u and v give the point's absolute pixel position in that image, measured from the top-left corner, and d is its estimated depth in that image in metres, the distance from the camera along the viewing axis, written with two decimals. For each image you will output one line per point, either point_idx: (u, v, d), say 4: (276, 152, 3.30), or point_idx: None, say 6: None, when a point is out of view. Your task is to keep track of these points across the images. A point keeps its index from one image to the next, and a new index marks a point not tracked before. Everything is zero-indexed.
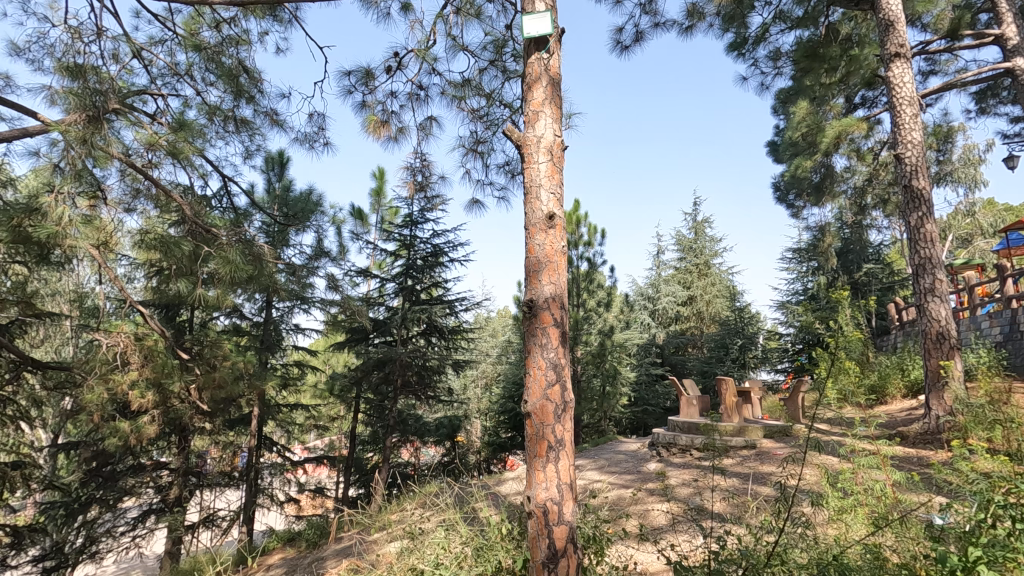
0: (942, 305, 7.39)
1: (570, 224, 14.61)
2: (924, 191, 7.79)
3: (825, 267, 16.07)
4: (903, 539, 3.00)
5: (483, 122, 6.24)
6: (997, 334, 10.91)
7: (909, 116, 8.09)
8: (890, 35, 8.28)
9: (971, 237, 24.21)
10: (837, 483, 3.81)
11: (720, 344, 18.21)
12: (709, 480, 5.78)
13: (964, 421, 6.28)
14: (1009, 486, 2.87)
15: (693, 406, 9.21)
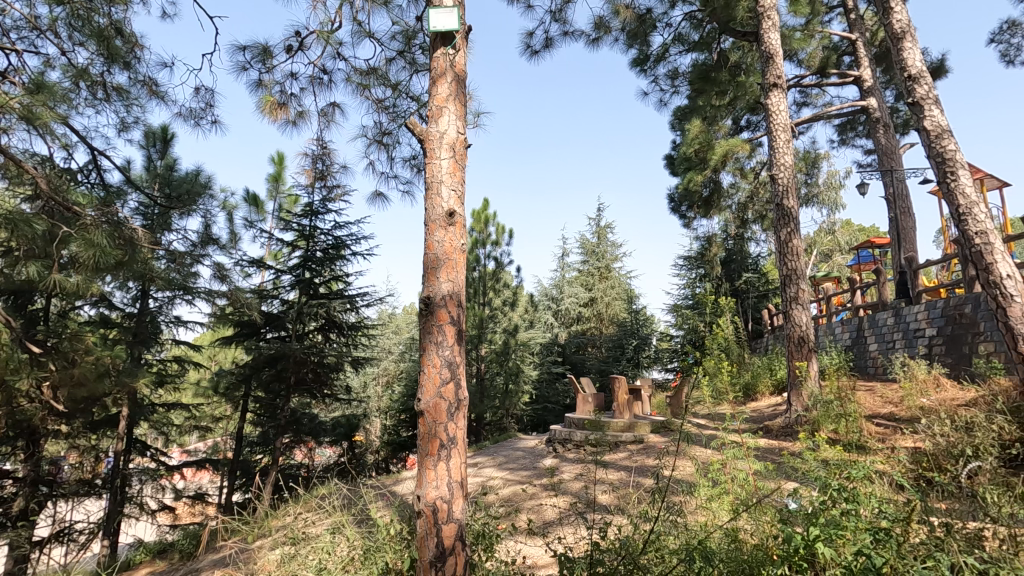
0: (804, 312, 8.26)
1: (479, 222, 14.63)
2: (792, 209, 8.70)
3: (712, 275, 17.44)
4: (757, 521, 3.34)
5: (388, 113, 6.09)
6: (847, 338, 12.45)
7: (783, 141, 8.99)
8: (770, 66, 9.15)
9: (831, 253, 27.37)
10: (709, 473, 4.12)
11: (617, 344, 19.14)
12: (598, 474, 6.05)
13: (817, 415, 7.08)
14: (842, 472, 3.30)
15: (589, 403, 9.62)
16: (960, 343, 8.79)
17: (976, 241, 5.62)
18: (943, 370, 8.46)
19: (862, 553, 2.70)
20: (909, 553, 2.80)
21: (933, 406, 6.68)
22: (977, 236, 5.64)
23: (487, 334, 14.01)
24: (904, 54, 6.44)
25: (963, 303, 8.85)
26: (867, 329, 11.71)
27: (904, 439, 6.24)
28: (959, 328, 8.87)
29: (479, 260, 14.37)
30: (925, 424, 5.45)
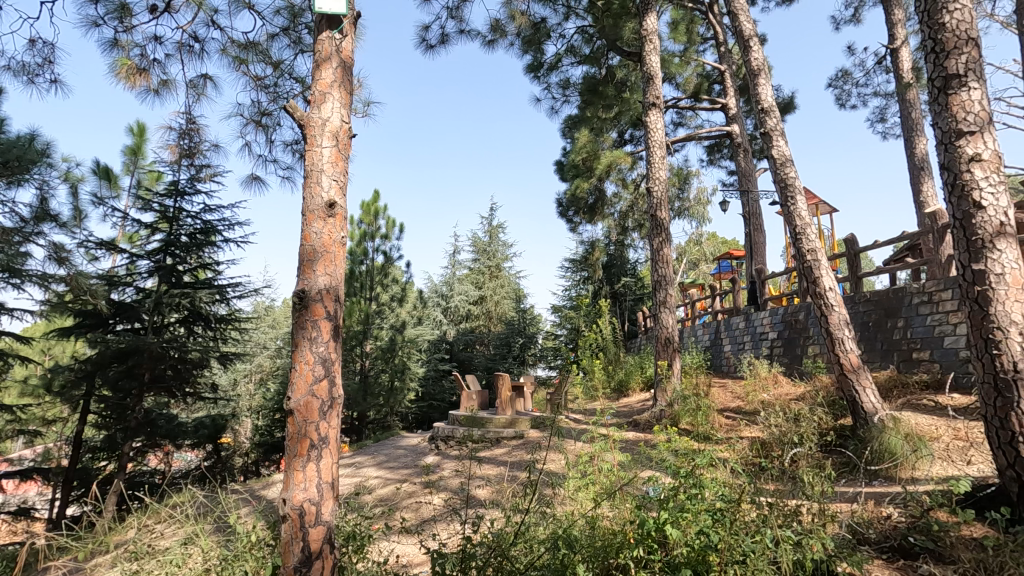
0: (670, 315, 9.01)
1: (368, 214, 14.13)
2: (664, 220, 9.43)
3: (594, 278, 18.40)
4: (615, 506, 3.62)
5: (268, 93, 5.70)
6: (707, 339, 13.81)
7: (659, 157, 9.72)
8: (650, 87, 9.85)
9: (698, 262, 30.01)
10: (579, 465, 4.37)
11: (504, 341, 19.47)
12: (477, 470, 6.13)
13: (678, 409, 7.79)
14: (691, 459, 3.67)
15: (473, 399, 9.75)
16: (795, 345, 10.11)
17: (808, 257, 6.49)
18: (780, 369, 9.68)
19: (703, 531, 3.06)
20: (742, 530, 3.19)
21: (769, 401, 7.62)
22: (809, 253, 6.51)
23: (372, 331, 13.58)
24: (759, 89, 7.27)
25: (797, 311, 10.19)
26: (723, 331, 13.07)
27: (746, 429, 7.05)
28: (794, 331, 10.21)
29: (367, 254, 13.90)
30: (763, 417, 6.20)
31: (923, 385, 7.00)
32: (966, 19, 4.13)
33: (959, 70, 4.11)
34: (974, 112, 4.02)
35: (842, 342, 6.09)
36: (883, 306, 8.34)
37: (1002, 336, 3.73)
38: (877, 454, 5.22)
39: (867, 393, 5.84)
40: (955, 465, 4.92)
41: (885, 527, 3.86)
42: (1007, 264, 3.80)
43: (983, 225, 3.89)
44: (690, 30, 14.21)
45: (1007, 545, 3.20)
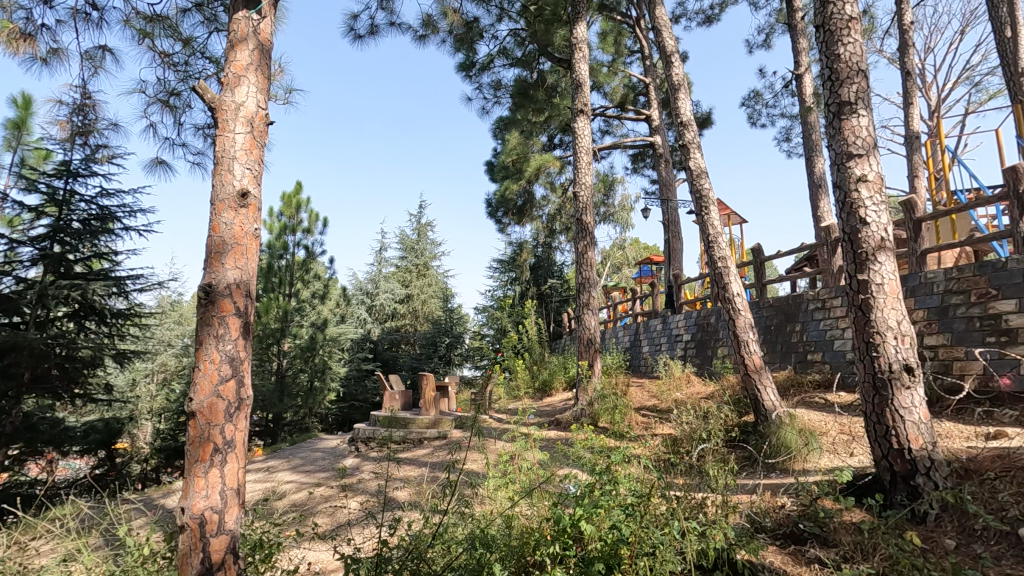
0: (592, 316, 9.27)
1: (289, 206, 13.48)
2: (589, 225, 9.68)
3: (521, 279, 18.56)
4: (532, 503, 3.68)
5: (176, 71, 5.30)
6: (627, 340, 14.35)
7: (585, 163, 9.99)
8: (579, 94, 10.10)
9: (621, 266, 31.05)
10: (500, 465, 4.39)
11: (430, 341, 19.01)
12: (397, 471, 6.00)
13: (597, 408, 8.08)
14: (607, 456, 3.80)
15: (396, 400, 9.57)
16: (707, 347, 10.71)
17: (719, 264, 6.90)
18: (693, 369, 10.23)
19: (614, 526, 3.19)
20: (652, 523, 3.34)
21: (682, 399, 8.04)
22: (720, 260, 6.92)
23: (290, 328, 12.96)
24: (679, 103, 7.66)
25: (709, 315, 10.82)
26: (642, 333, 13.63)
27: (661, 426, 7.39)
28: (706, 334, 10.83)
29: (287, 248, 13.24)
30: (676, 415, 6.54)
31: (815, 384, 7.65)
32: (858, 52, 4.55)
33: (850, 98, 4.52)
34: (862, 137, 4.44)
35: (747, 344, 6.52)
36: (784, 311, 9.03)
37: (880, 339, 4.15)
38: (774, 448, 5.64)
39: (768, 391, 6.29)
40: (840, 457, 5.40)
41: (779, 515, 4.17)
42: (885, 275, 4.23)
43: (867, 240, 4.30)
44: (618, 42, 14.73)
45: (880, 528, 3.56)
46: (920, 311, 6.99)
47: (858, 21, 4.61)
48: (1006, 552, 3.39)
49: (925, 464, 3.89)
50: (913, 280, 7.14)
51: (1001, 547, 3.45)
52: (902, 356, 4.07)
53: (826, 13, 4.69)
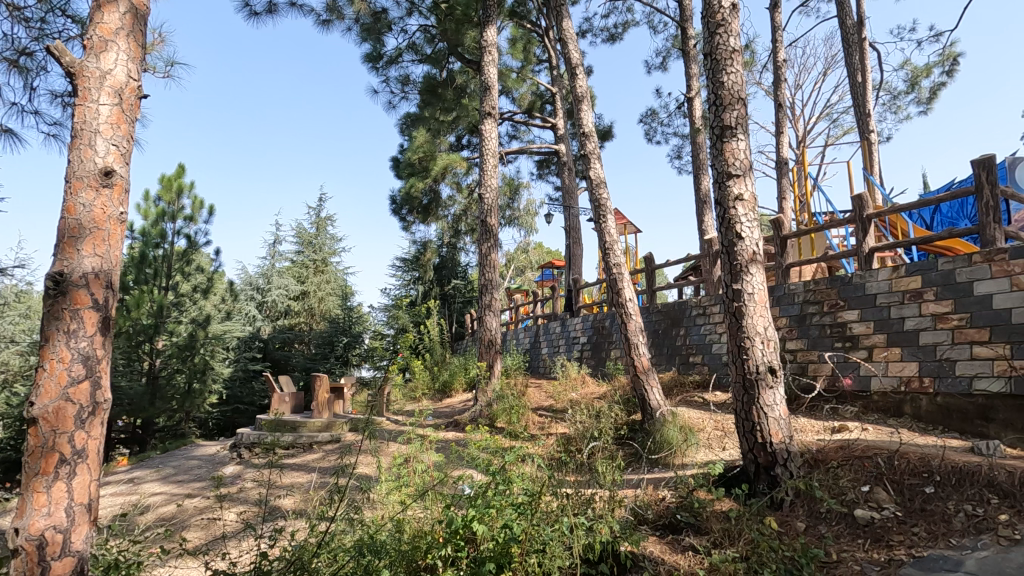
0: (494, 318, 9.34)
1: (169, 190, 12.22)
2: (493, 227, 9.76)
3: (424, 278, 18.28)
4: (425, 505, 3.62)
5: (29, 28, 4.62)
6: (527, 341, 14.70)
7: (491, 165, 10.05)
8: (487, 96, 10.15)
9: (524, 269, 31.63)
10: (394, 468, 4.29)
11: (326, 340, 17.96)
12: (282, 479, 5.65)
13: (496, 408, 8.19)
14: (501, 456, 3.84)
15: (285, 403, 9.03)
16: (601, 349, 11.22)
17: (613, 271, 7.23)
18: (588, 370, 10.66)
19: (507, 525, 3.22)
20: (543, 519, 3.41)
21: (576, 400, 8.35)
22: (614, 267, 7.25)
23: (166, 325, 11.77)
24: (581, 114, 7.95)
25: (604, 319, 11.35)
26: (541, 335, 14.02)
27: (556, 426, 7.63)
28: (601, 337, 11.34)
29: (165, 237, 12.02)
30: (570, 414, 6.80)
31: (695, 384, 8.28)
32: (738, 81, 5.00)
33: (732, 123, 4.94)
34: (741, 159, 4.87)
35: (637, 347, 6.89)
36: (670, 316, 9.69)
37: (749, 344, 4.57)
38: (657, 444, 6.02)
39: (654, 391, 6.70)
40: (714, 451, 5.89)
41: (660, 507, 4.46)
42: (755, 286, 4.67)
43: (741, 253, 4.73)
44: (527, 49, 15.05)
45: (744, 515, 3.92)
46: (783, 319, 7.81)
47: (739, 54, 5.06)
48: (844, 531, 3.87)
49: (782, 455, 4.34)
50: (779, 291, 7.96)
51: (840, 526, 3.94)
52: (767, 359, 4.52)
53: (713, 43, 5.08)
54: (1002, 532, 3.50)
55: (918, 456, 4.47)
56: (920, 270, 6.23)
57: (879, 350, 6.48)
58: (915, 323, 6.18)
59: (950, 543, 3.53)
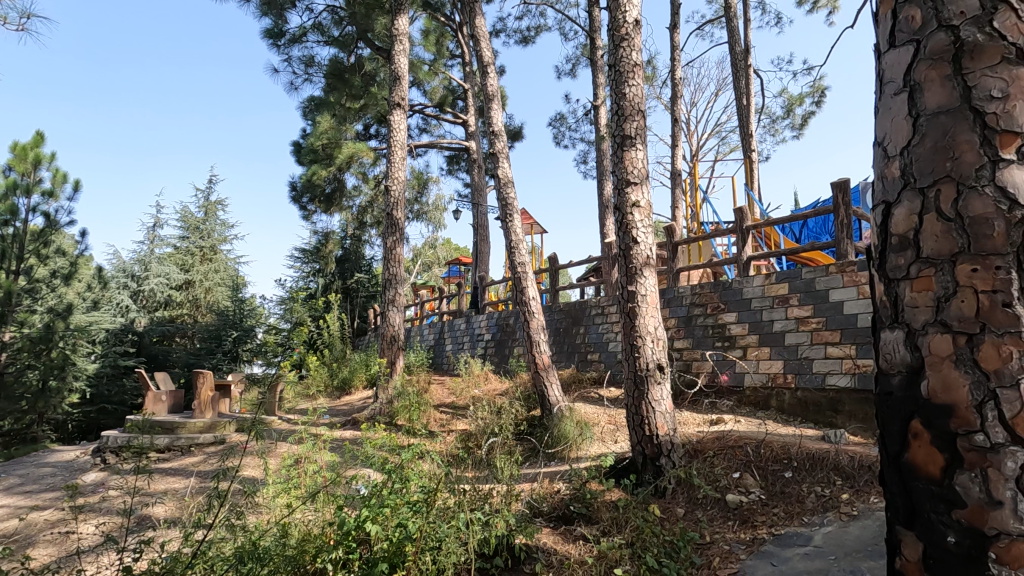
0: (398, 314, 9.13)
1: (23, 160, 10.66)
2: (399, 221, 9.54)
3: (325, 271, 17.45)
4: (316, 508, 3.49)
5: None
6: (431, 338, 14.59)
7: (399, 158, 9.82)
8: (397, 86, 9.89)
9: (431, 264, 31.22)
10: (282, 470, 4.08)
11: (212, 334, 16.33)
12: (154, 485, 5.17)
13: (396, 406, 8.04)
14: (398, 453, 3.78)
15: (161, 402, 8.25)
16: (504, 346, 11.38)
17: (518, 269, 7.34)
18: (491, 367, 10.76)
19: (402, 523, 3.18)
20: (438, 515, 3.39)
21: (478, 396, 8.42)
22: (519, 265, 7.37)
23: (16, 315, 10.29)
24: (491, 112, 7.99)
25: (508, 317, 11.52)
26: (446, 332, 13.96)
27: (457, 423, 7.63)
28: (505, 334, 11.50)
29: (17, 213, 10.48)
30: (472, 411, 6.86)
31: (592, 380, 8.65)
32: (639, 94, 5.28)
33: (632, 133, 5.21)
34: (639, 168, 5.15)
35: (538, 344, 7.04)
36: (571, 315, 10.05)
37: (641, 342, 4.84)
38: (554, 439, 6.23)
39: (553, 387, 6.91)
40: (606, 444, 6.19)
41: (554, 499, 4.60)
42: (648, 288, 4.96)
43: (636, 257, 5.00)
44: (440, 43, 14.88)
45: (631, 504, 4.16)
46: (672, 319, 8.38)
47: (640, 69, 5.34)
48: (716, 514, 4.24)
49: (667, 447, 4.66)
50: (669, 293, 8.53)
51: (713, 509, 4.30)
52: (656, 356, 4.81)
53: (618, 55, 5.32)
54: (844, 508, 3.99)
55: (780, 444, 4.98)
56: (788, 278, 6.95)
57: (752, 349, 7.14)
58: (782, 325, 6.89)
59: (803, 521, 3.98)
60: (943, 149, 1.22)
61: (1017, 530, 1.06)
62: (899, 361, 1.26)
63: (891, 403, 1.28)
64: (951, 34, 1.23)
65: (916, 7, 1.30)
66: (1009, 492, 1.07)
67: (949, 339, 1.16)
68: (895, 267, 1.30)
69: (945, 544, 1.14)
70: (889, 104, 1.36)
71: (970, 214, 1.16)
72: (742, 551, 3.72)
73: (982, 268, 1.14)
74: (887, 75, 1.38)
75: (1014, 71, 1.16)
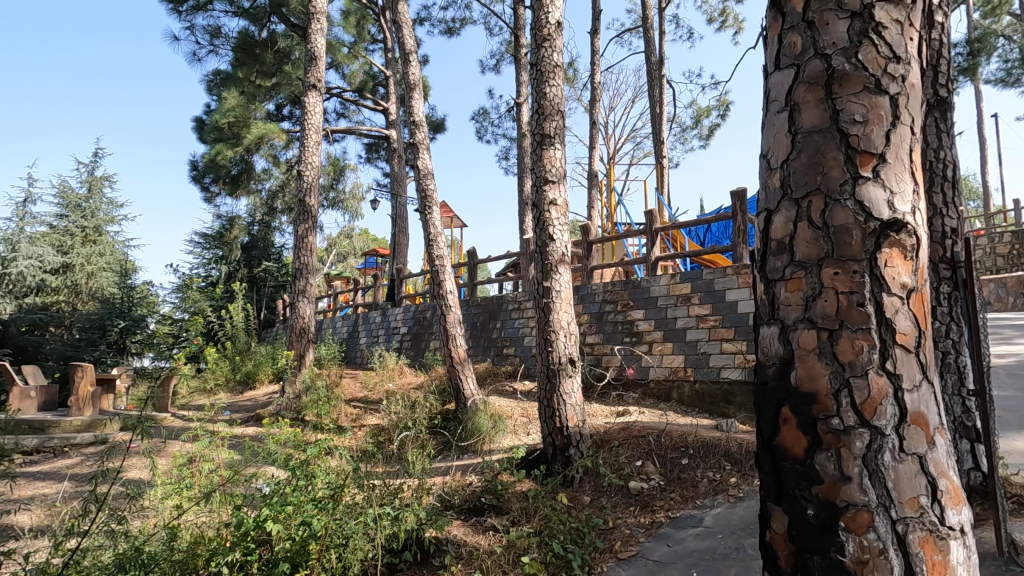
0: (308, 305, 8.74)
1: None
2: (312, 208, 9.12)
3: (228, 258, 16.32)
4: (209, 509, 3.28)
5: None
6: (344, 331, 14.16)
7: (313, 142, 9.38)
8: (313, 67, 9.42)
9: (346, 255, 30.20)
10: (173, 470, 3.80)
11: (95, 324, 14.68)
12: (17, 492, 4.62)
13: (304, 400, 7.72)
14: (303, 450, 3.63)
15: (30, 399, 7.38)
16: (420, 340, 11.25)
17: (436, 262, 7.25)
18: (406, 361, 10.60)
19: (305, 522, 3.07)
20: (345, 512, 3.29)
21: (392, 390, 8.29)
22: (437, 259, 7.28)
23: None
24: (413, 101, 7.83)
25: (425, 311, 11.39)
26: (360, 325, 13.59)
27: (369, 418, 7.46)
28: (421, 328, 11.37)
29: None
30: (384, 405, 6.76)
31: (506, 374, 8.76)
32: (559, 95, 5.40)
33: (551, 133, 5.32)
34: (557, 167, 5.26)
35: (454, 338, 7.01)
36: (488, 310, 10.13)
37: (554, 337, 4.96)
38: (467, 432, 6.26)
39: (468, 381, 6.93)
40: (519, 436, 6.31)
41: (466, 492, 4.62)
42: (562, 285, 5.10)
43: (552, 254, 5.12)
44: (361, 25, 14.37)
45: (540, 494, 4.27)
46: (585, 315, 8.67)
47: (561, 70, 5.46)
48: (620, 500, 4.47)
49: (575, 438, 4.82)
50: (583, 290, 8.82)
51: (617, 497, 4.53)
52: (568, 351, 4.95)
53: (540, 55, 5.41)
54: (732, 491, 4.33)
55: (679, 433, 5.32)
56: (690, 279, 7.43)
57: (657, 344, 7.56)
58: (684, 322, 7.35)
59: (696, 504, 4.28)
60: (815, 165, 1.36)
61: (861, 500, 1.23)
62: (774, 354, 1.38)
63: (765, 393, 1.40)
64: (824, 62, 1.38)
65: (798, 34, 1.43)
66: (856, 468, 1.24)
67: (815, 335, 1.31)
68: (773, 269, 1.42)
69: (806, 516, 1.28)
70: (772, 120, 1.48)
71: (835, 223, 1.32)
72: (641, 535, 3.95)
73: (842, 272, 1.30)
74: (772, 93, 1.50)
75: (872, 100, 1.34)
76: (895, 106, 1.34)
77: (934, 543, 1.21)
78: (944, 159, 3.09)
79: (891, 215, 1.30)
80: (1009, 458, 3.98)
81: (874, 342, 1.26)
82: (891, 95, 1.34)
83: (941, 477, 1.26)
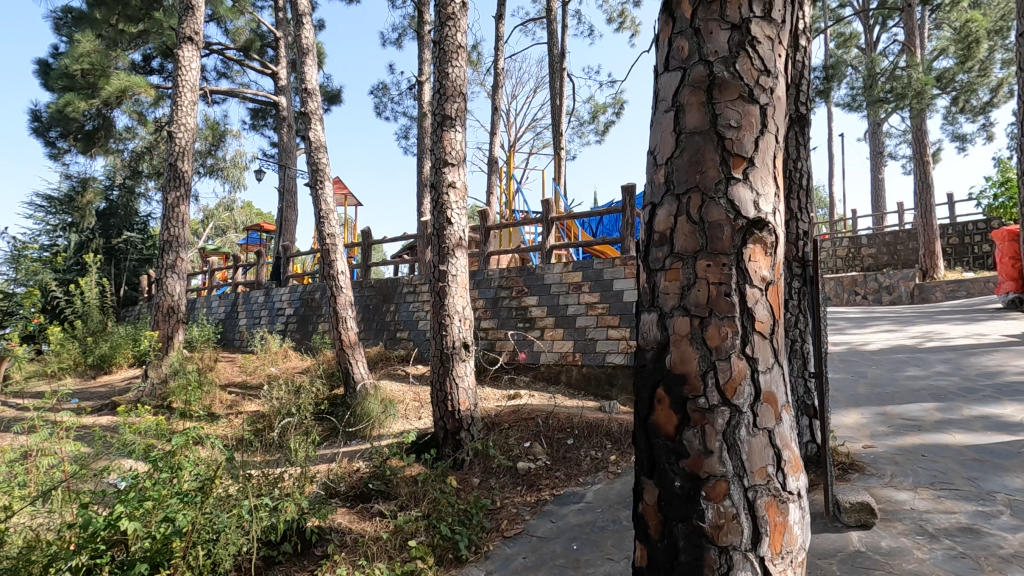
0: (178, 281, 7.89)
1: None
2: (186, 174, 8.23)
3: (80, 226, 14.24)
4: (48, 510, 2.87)
5: None
6: (221, 311, 13.08)
7: (188, 101, 8.43)
8: (188, 17, 8.41)
9: (225, 229, 27.77)
10: (5, 468, 3.28)
11: None
12: None
13: (170, 386, 7.01)
14: (167, 440, 3.28)
15: None
16: (308, 322, 10.68)
17: (326, 240, 6.86)
18: (291, 344, 10.02)
19: (168, 518, 2.81)
20: (215, 506, 3.05)
21: (275, 375, 7.81)
22: (327, 237, 6.88)
23: None
24: (305, 68, 7.30)
25: (313, 291, 10.81)
26: (240, 305, 12.62)
27: (246, 405, 6.98)
28: (309, 310, 10.77)
29: None
30: (265, 391, 6.35)
31: (399, 358, 8.60)
32: (461, 76, 5.32)
33: (452, 114, 5.24)
34: (457, 150, 5.20)
35: (344, 321, 6.72)
36: (381, 292, 9.84)
37: (449, 321, 4.93)
38: (355, 418, 6.07)
39: (358, 365, 6.69)
40: (410, 421, 6.24)
41: (352, 478, 4.49)
42: (458, 269, 5.06)
43: (449, 237, 5.06)
44: None
45: (429, 478, 4.26)
46: (481, 300, 8.75)
47: (465, 51, 5.37)
48: (507, 481, 4.59)
49: (467, 421, 4.86)
50: (479, 276, 8.87)
51: (505, 477, 4.64)
52: (462, 335, 4.94)
53: (443, 33, 5.27)
54: (612, 468, 4.61)
55: (565, 415, 5.54)
56: (581, 268, 7.74)
57: (548, 330, 7.81)
58: (574, 309, 7.66)
59: (579, 481, 4.51)
60: (695, 164, 1.46)
61: (720, 471, 1.36)
62: (652, 339, 1.47)
63: (643, 374, 1.49)
64: (707, 69, 1.48)
65: (685, 40, 1.52)
66: (717, 442, 1.36)
67: (688, 321, 1.42)
68: (655, 259, 1.51)
69: (673, 488, 1.39)
70: (660, 118, 1.56)
71: (710, 220, 1.43)
72: (527, 513, 4.09)
73: (714, 264, 1.41)
74: (660, 93, 1.58)
75: (746, 108, 1.46)
76: (764, 116, 1.48)
77: (777, 506, 1.37)
78: (800, 169, 3.47)
79: (756, 215, 1.43)
80: (838, 432, 4.63)
81: (738, 328, 1.39)
82: (761, 105, 1.48)
83: (785, 448, 1.42)
